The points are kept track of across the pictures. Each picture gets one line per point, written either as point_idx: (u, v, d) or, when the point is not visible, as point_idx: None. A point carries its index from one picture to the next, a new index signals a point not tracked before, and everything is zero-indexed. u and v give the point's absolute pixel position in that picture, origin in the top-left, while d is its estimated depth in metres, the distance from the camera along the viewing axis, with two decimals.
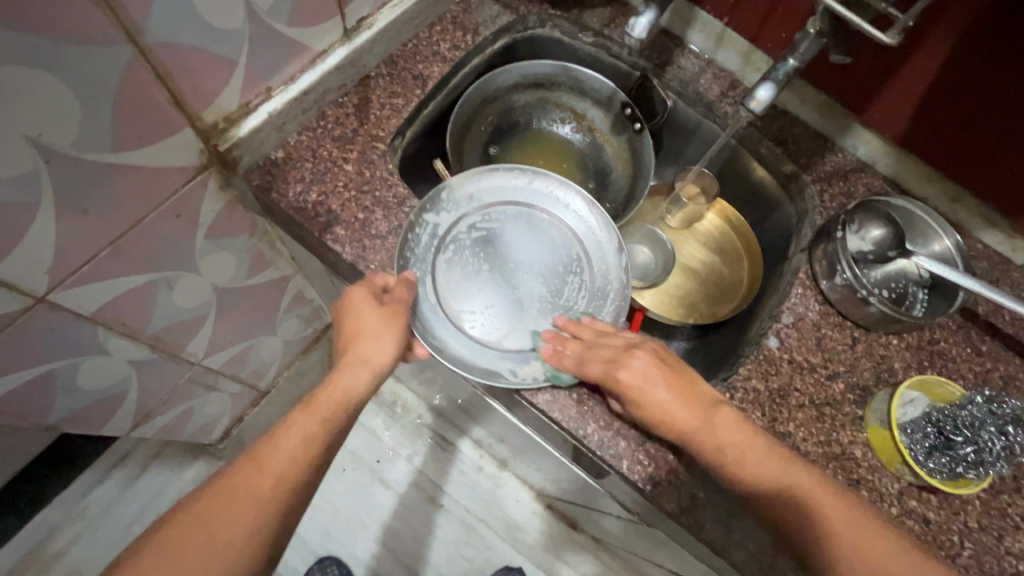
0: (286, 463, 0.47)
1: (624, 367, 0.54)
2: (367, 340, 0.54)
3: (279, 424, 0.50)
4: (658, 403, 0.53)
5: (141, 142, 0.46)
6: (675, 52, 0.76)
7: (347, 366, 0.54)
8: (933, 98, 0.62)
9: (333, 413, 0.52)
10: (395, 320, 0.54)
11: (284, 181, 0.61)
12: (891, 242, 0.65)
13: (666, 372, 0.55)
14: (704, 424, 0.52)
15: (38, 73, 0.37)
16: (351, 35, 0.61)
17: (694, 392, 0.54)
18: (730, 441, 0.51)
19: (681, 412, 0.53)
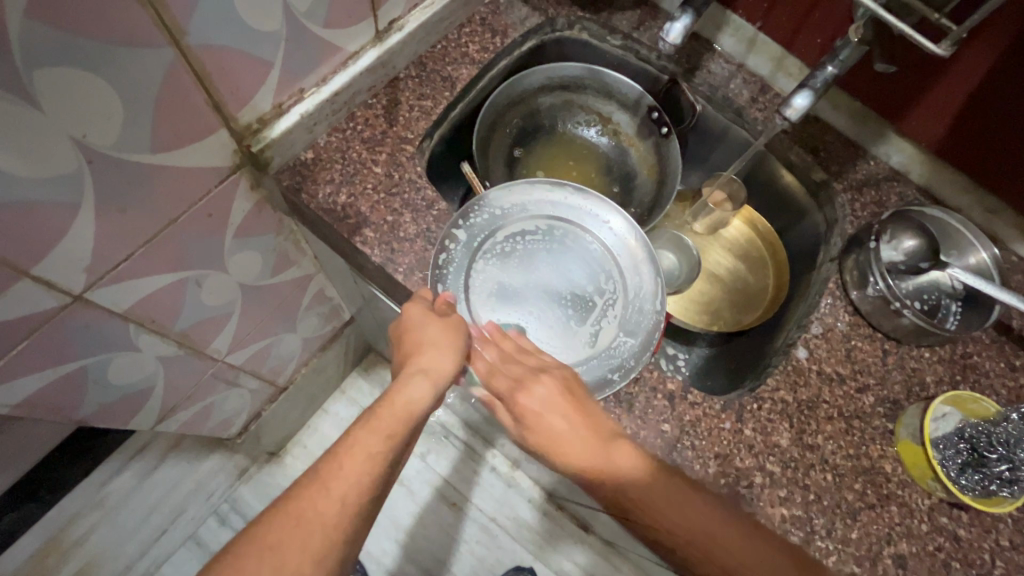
0: (364, 476, 0.44)
1: (522, 398, 0.53)
2: (427, 352, 0.53)
3: (336, 445, 0.46)
4: (546, 430, 0.52)
5: (178, 143, 0.47)
6: (705, 56, 0.75)
7: (412, 376, 0.52)
8: (973, 107, 0.61)
9: (399, 428, 0.48)
10: (453, 334, 0.55)
11: (313, 182, 0.61)
12: (924, 254, 0.64)
13: (571, 402, 0.52)
14: (596, 458, 0.49)
15: (83, 74, 0.37)
16: (382, 37, 0.61)
17: (591, 422, 0.51)
18: (619, 471, 0.48)
19: (570, 443, 0.50)
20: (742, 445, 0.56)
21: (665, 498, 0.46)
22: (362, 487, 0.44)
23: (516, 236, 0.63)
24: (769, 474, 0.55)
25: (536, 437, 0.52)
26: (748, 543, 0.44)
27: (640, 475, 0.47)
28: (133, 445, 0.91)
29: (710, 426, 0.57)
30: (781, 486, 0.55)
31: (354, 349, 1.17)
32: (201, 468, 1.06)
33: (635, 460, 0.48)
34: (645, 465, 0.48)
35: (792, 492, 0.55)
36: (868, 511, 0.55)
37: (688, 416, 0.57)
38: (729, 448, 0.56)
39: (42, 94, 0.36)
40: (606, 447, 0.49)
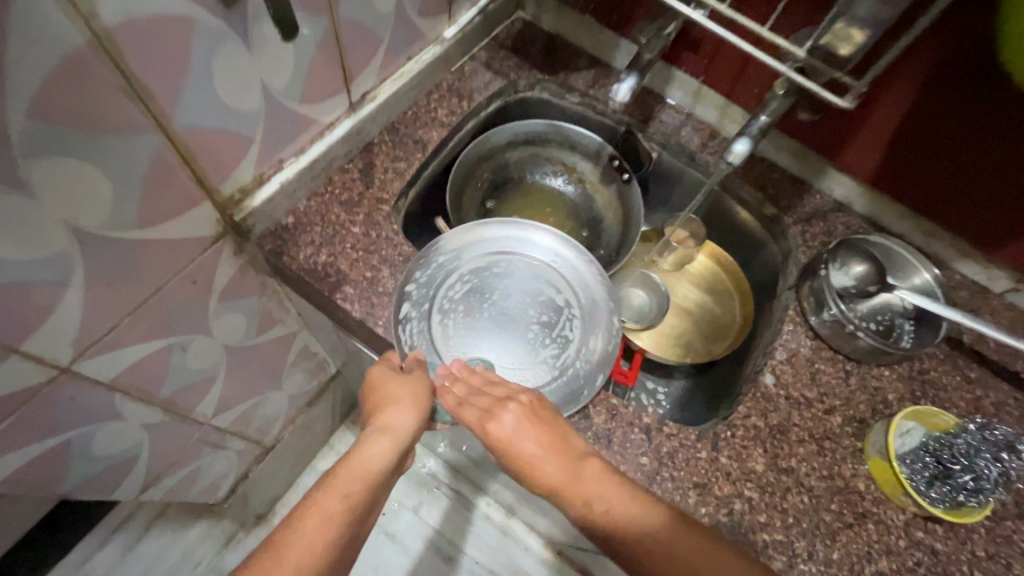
0: (319, 535, 0.45)
1: (541, 467, 0.51)
2: (388, 409, 0.54)
3: (303, 501, 0.48)
4: (524, 455, 0.52)
5: (162, 216, 0.49)
6: (656, 108, 0.81)
7: (374, 434, 0.53)
8: (897, 145, 0.67)
9: (360, 488, 0.49)
10: (410, 389, 0.55)
11: (295, 245, 0.63)
12: (872, 277, 0.69)
13: (541, 424, 0.53)
14: (566, 478, 0.50)
15: (79, 164, 0.40)
16: (356, 108, 0.66)
17: (566, 444, 0.52)
18: (603, 499, 0.49)
19: (544, 464, 0.51)
20: (719, 473, 0.58)
21: (649, 530, 0.47)
22: (318, 544, 0.45)
23: (463, 282, 0.67)
24: (747, 501, 0.57)
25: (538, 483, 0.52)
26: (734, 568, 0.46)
27: (659, 516, 0.48)
28: (115, 517, 0.89)
29: (686, 456, 0.58)
30: (761, 512, 0.56)
31: (341, 404, 1.17)
32: (186, 537, 1.03)
33: (602, 483, 0.49)
34: (624, 491, 0.49)
35: (772, 517, 0.56)
36: (847, 530, 0.56)
37: (666, 448, 0.58)
38: (708, 478, 0.58)
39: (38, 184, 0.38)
40: (573, 467, 0.51)
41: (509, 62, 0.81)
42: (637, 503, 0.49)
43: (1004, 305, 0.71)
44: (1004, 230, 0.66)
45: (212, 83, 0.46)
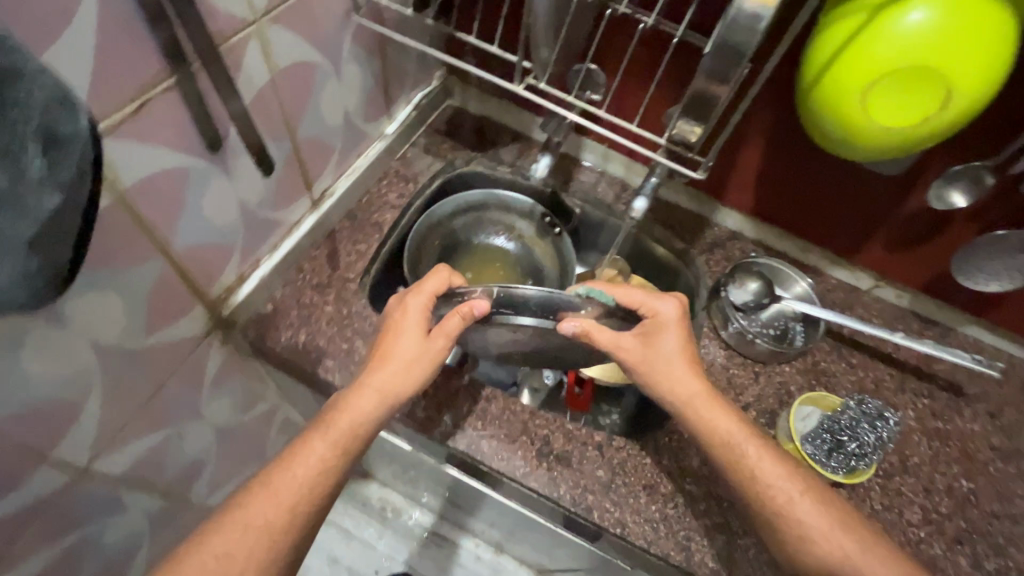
0: (310, 474, 0.55)
1: (673, 371, 0.62)
2: (392, 365, 0.59)
3: (303, 440, 0.57)
4: (676, 369, 0.62)
5: (165, 323, 0.57)
6: (574, 170, 0.96)
7: (365, 393, 0.58)
8: (762, 188, 0.83)
9: (347, 439, 0.57)
10: (423, 353, 0.60)
11: (275, 329, 0.72)
12: (765, 291, 0.82)
13: (689, 349, 0.64)
14: (700, 391, 0.62)
15: (103, 295, 0.48)
16: (317, 204, 0.77)
17: (697, 369, 0.63)
18: (711, 410, 0.61)
19: (684, 379, 0.62)
20: (664, 473, 0.68)
21: (739, 435, 0.61)
22: (309, 481, 0.55)
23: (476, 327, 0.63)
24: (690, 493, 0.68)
25: (667, 387, 0.62)
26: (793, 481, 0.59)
27: (751, 430, 0.61)
28: None
29: (634, 463, 0.68)
30: (701, 500, 0.67)
31: None
32: None
33: (720, 406, 0.62)
34: (728, 414, 0.62)
35: (710, 503, 0.67)
36: None
37: (617, 459, 0.68)
38: (654, 478, 0.68)
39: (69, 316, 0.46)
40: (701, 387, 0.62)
41: (445, 145, 0.95)
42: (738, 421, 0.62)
43: (872, 299, 0.88)
44: (856, 242, 0.82)
45: (201, 211, 0.55)
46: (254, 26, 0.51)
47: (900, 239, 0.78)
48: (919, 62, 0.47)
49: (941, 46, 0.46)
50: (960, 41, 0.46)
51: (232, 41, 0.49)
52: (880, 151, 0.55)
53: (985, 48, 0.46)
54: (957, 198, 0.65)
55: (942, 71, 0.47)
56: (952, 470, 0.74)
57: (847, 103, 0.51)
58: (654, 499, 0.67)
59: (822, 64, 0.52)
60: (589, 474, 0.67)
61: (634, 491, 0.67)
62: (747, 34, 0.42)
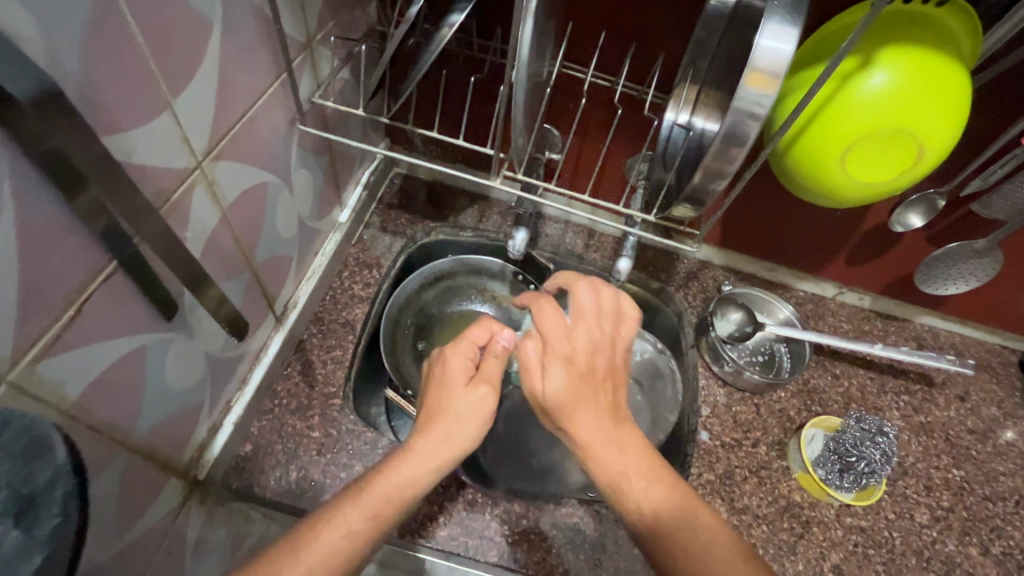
0: (336, 555, 0.40)
1: (576, 415, 0.45)
2: (446, 420, 0.46)
3: (330, 507, 0.42)
4: (554, 394, 0.46)
5: (137, 518, 0.48)
6: (540, 224, 0.93)
7: (412, 451, 0.45)
8: (728, 219, 0.84)
9: (388, 513, 0.42)
10: (480, 406, 0.47)
11: (262, 473, 0.64)
12: (747, 319, 0.85)
13: (591, 368, 0.47)
14: (595, 435, 0.44)
15: None
16: (281, 319, 0.70)
17: (603, 396, 0.46)
18: (596, 449, 0.44)
19: (574, 410, 0.45)
20: None
21: (655, 495, 0.43)
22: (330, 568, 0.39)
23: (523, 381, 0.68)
24: None
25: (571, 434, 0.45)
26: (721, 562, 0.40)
27: (670, 488, 0.43)
28: None
29: None
30: None
31: None
32: None
33: (615, 442, 0.44)
34: (623, 453, 0.44)
35: None
36: (800, 540, 0.70)
37: None
38: None
39: None
40: (608, 424, 0.45)
41: (401, 219, 0.88)
42: (633, 469, 0.43)
43: (837, 304, 0.91)
44: (820, 260, 0.86)
45: (163, 382, 0.47)
46: (197, 171, 0.44)
47: (860, 253, 0.82)
48: (891, 123, 0.49)
49: (909, 108, 0.48)
50: (924, 100, 0.48)
51: (174, 197, 0.42)
52: (855, 196, 0.55)
53: (950, 102, 0.48)
54: (914, 219, 0.72)
55: (914, 130, 0.49)
56: (944, 462, 0.79)
57: (829, 166, 0.52)
58: None
59: (797, 129, 0.53)
60: (628, 557, 0.65)
61: None
62: (747, 118, 0.41)
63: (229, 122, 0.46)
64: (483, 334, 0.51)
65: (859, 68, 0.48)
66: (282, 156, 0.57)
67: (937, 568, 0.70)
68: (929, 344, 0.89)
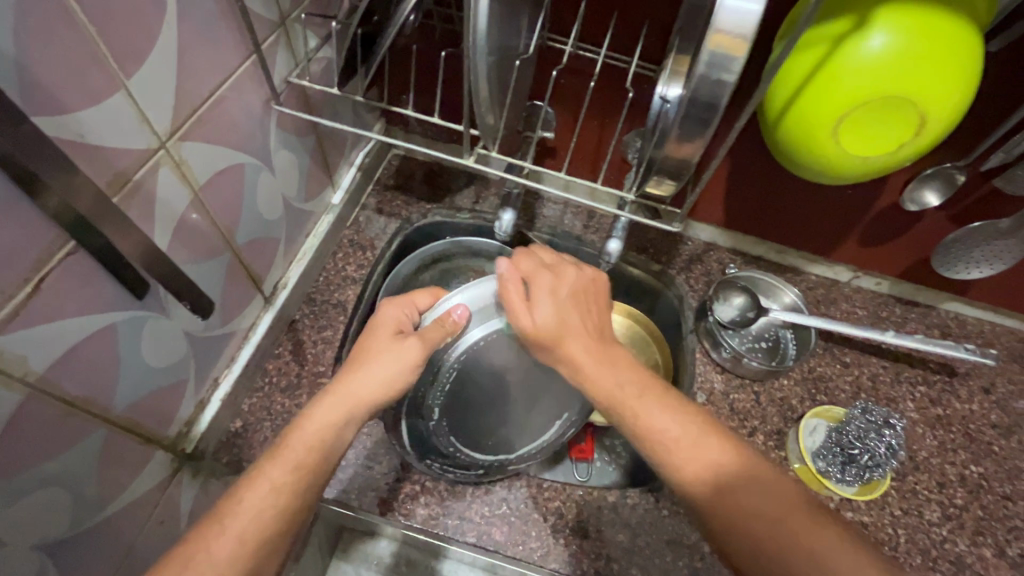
0: (263, 513, 0.39)
1: (567, 343, 0.48)
2: (359, 371, 0.47)
3: (248, 468, 0.41)
4: (545, 326, 0.49)
5: (119, 489, 0.50)
6: (537, 205, 0.90)
7: (327, 398, 0.45)
8: (732, 200, 0.80)
9: (308, 461, 0.42)
10: (376, 354, 0.48)
11: (250, 448, 0.67)
12: (750, 304, 0.80)
13: (587, 302, 0.52)
14: (593, 360, 0.47)
15: (50, 489, 0.42)
16: (270, 299, 0.71)
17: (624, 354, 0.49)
18: (604, 381, 0.47)
19: (573, 342, 0.48)
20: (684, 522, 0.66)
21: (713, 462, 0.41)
22: (261, 526, 0.39)
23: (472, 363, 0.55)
24: None
25: (562, 362, 0.49)
26: (775, 511, 0.39)
27: (707, 434, 0.43)
28: None
29: (653, 519, 0.66)
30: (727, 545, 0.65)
31: None
32: None
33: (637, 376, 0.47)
34: (649, 390, 0.46)
35: None
36: None
37: (635, 519, 0.65)
38: (677, 531, 0.65)
39: (11, 532, 0.39)
40: (606, 353, 0.48)
41: (398, 200, 0.87)
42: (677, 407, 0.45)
43: (853, 290, 0.86)
44: (833, 240, 0.80)
45: (140, 360, 0.49)
46: (162, 152, 0.45)
47: (876, 234, 0.77)
48: (888, 92, 0.44)
49: (909, 75, 0.43)
50: (927, 65, 0.43)
51: (137, 176, 0.43)
52: (851, 173, 0.51)
53: (955, 68, 0.44)
54: (930, 197, 0.67)
55: (914, 99, 0.44)
56: (960, 457, 0.74)
57: (819, 140, 0.49)
58: (679, 554, 0.64)
59: (784, 101, 0.49)
60: (610, 542, 0.64)
61: (658, 550, 0.64)
62: (715, 88, 0.39)
63: (196, 102, 0.47)
64: (426, 300, 0.54)
65: (854, 31, 0.44)
66: (260, 137, 0.58)
67: (944, 568, 0.67)
68: (953, 332, 0.83)
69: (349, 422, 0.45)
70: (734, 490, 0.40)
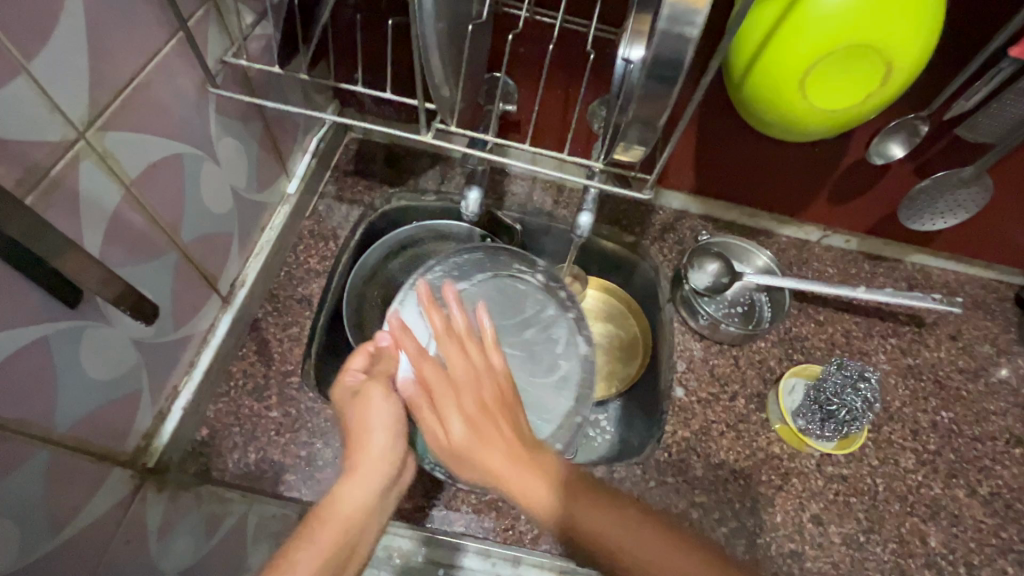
0: None
1: (449, 428, 0.51)
2: (360, 454, 0.51)
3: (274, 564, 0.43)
4: (445, 432, 0.51)
5: (74, 512, 0.47)
6: (505, 182, 0.86)
7: (344, 484, 0.49)
8: (702, 165, 0.78)
9: (335, 550, 0.45)
10: (362, 424, 0.52)
11: (220, 455, 0.63)
12: (724, 270, 0.80)
13: (497, 410, 0.53)
14: (468, 445, 0.50)
15: None
16: (229, 298, 0.67)
17: (520, 434, 0.51)
18: (479, 468, 0.49)
19: (472, 447, 0.50)
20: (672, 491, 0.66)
21: (609, 525, 0.47)
22: None
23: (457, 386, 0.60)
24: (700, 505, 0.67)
25: (474, 473, 0.50)
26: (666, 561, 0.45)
27: (548, 494, 0.48)
28: None
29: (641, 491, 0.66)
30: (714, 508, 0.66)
31: None
32: None
33: (514, 462, 0.49)
34: (545, 475, 0.49)
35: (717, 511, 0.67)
36: (779, 492, 0.69)
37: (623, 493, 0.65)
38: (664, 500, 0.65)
39: None
40: (479, 456, 0.50)
41: (359, 185, 0.82)
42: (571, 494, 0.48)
43: (823, 249, 0.86)
44: (802, 200, 0.80)
45: (82, 375, 0.45)
46: (82, 143, 0.40)
47: (844, 190, 0.77)
48: (855, 39, 0.43)
49: (874, 22, 0.42)
50: (893, 9, 0.42)
51: (53, 172, 0.39)
52: (821, 128, 0.50)
53: (919, 12, 0.42)
54: (895, 148, 0.67)
55: (881, 46, 0.43)
56: (932, 404, 0.76)
57: (788, 95, 0.47)
58: None
59: (750, 56, 0.47)
60: None
61: None
62: (678, 43, 0.37)
63: (116, 86, 0.42)
64: (361, 359, 0.57)
65: None
66: (197, 124, 0.53)
67: (921, 512, 0.69)
68: (920, 284, 0.85)
69: (369, 491, 0.49)
70: (639, 571, 0.45)
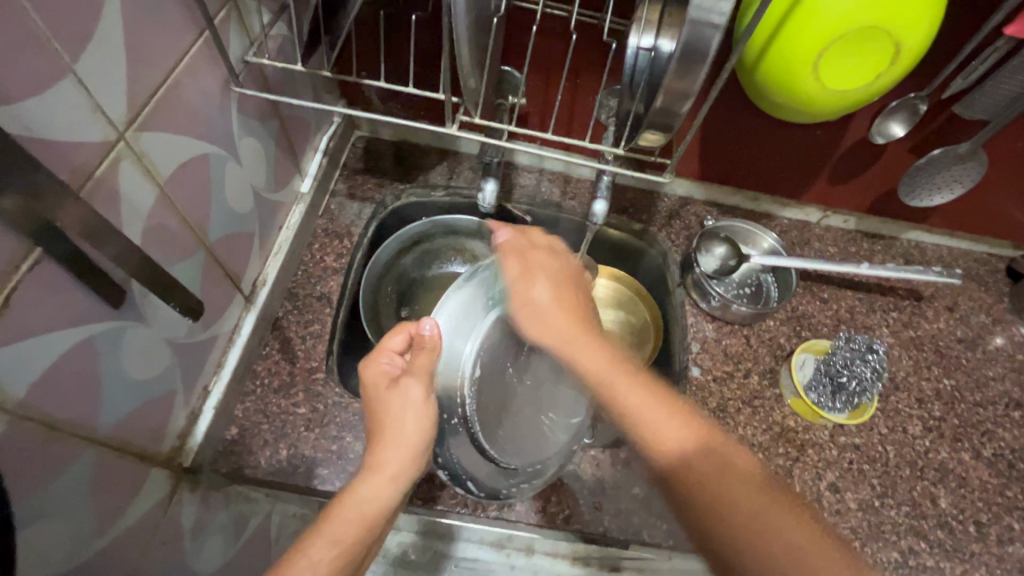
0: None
1: (532, 285, 0.53)
2: (385, 447, 0.51)
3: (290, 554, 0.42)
4: (533, 298, 0.52)
5: (118, 513, 0.47)
6: (513, 175, 0.88)
7: (364, 478, 0.49)
8: (707, 151, 0.80)
9: (353, 541, 0.45)
10: (387, 417, 0.52)
11: (251, 454, 0.64)
12: (731, 253, 0.83)
13: (568, 283, 0.54)
14: (568, 329, 0.50)
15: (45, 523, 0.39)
16: (251, 298, 0.67)
17: (585, 319, 0.52)
18: (593, 350, 0.49)
19: (549, 313, 0.51)
20: None
21: (675, 425, 0.42)
22: None
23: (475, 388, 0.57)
24: None
25: (546, 331, 0.51)
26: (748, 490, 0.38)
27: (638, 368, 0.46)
28: None
29: None
30: None
31: None
32: None
33: (569, 335, 0.50)
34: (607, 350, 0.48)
35: None
36: (796, 463, 0.71)
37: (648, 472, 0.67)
38: None
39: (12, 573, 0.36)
40: (581, 325, 0.51)
41: (369, 183, 0.83)
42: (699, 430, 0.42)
43: (823, 229, 0.89)
44: (803, 182, 0.83)
45: (124, 377, 0.46)
46: (121, 144, 0.41)
47: (844, 171, 0.79)
48: (867, 21, 0.45)
49: (884, 4, 0.44)
50: None
51: (97, 173, 0.39)
52: (833, 109, 0.52)
53: None
54: (896, 128, 0.69)
55: (891, 28, 0.45)
56: (934, 373, 0.79)
57: (803, 78, 0.49)
58: None
59: (765, 41, 0.49)
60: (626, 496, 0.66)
61: None
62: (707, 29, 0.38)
63: (150, 87, 0.43)
64: (400, 340, 0.55)
65: None
66: (222, 124, 0.53)
67: (930, 475, 0.72)
68: (916, 259, 0.88)
69: (387, 487, 0.49)
70: (660, 432, 0.42)
